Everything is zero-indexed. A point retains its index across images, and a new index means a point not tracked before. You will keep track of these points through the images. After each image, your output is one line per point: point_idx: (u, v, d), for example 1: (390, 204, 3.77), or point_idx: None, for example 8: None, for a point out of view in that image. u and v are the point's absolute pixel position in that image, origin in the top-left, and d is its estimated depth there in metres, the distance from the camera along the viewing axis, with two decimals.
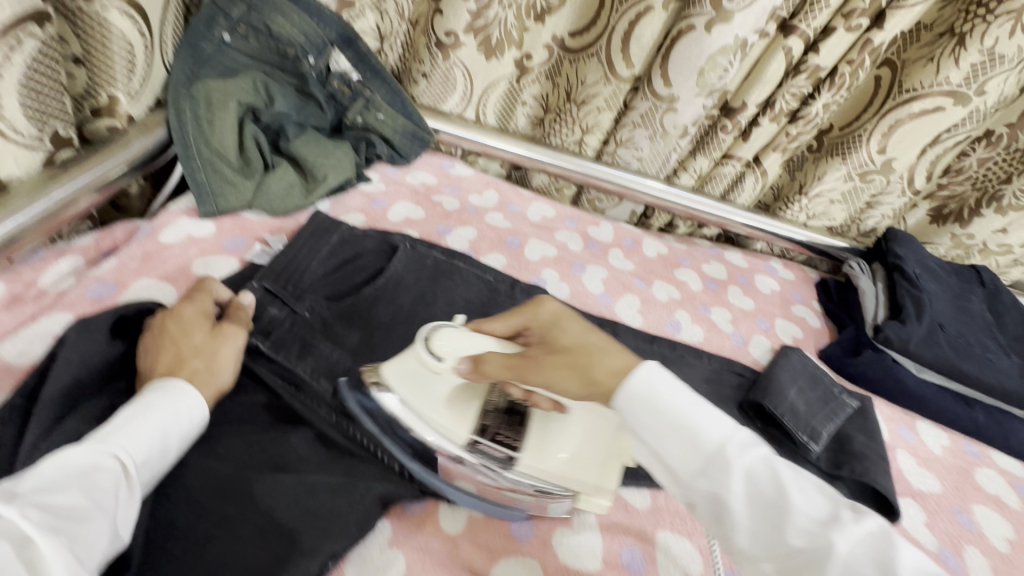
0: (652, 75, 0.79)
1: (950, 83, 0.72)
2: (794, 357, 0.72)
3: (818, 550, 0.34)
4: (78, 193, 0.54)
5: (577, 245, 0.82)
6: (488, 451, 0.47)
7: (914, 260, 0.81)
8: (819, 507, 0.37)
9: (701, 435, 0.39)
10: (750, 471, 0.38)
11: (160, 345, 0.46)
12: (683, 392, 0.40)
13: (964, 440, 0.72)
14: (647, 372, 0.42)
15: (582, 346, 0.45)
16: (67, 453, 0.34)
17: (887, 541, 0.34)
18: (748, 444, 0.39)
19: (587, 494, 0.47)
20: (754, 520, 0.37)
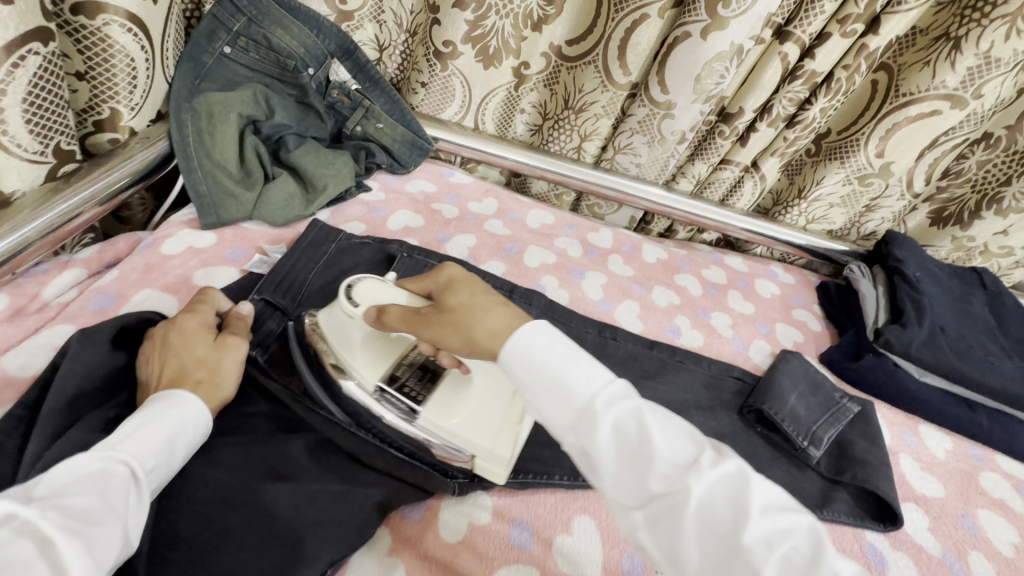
0: (649, 82, 0.80)
1: (947, 87, 0.72)
2: (794, 362, 0.72)
3: (675, 496, 0.34)
4: (81, 206, 0.55)
5: (577, 252, 0.82)
6: (394, 401, 0.48)
7: (914, 263, 0.81)
8: (685, 449, 0.36)
9: (572, 390, 0.37)
10: (619, 425, 0.36)
11: (164, 357, 0.46)
12: (560, 347, 0.38)
13: (968, 444, 0.72)
14: (526, 330, 0.39)
15: (466, 305, 0.42)
16: (79, 458, 0.35)
17: (743, 481, 0.34)
18: (623, 393, 0.38)
19: (484, 459, 0.47)
20: (620, 467, 0.36)
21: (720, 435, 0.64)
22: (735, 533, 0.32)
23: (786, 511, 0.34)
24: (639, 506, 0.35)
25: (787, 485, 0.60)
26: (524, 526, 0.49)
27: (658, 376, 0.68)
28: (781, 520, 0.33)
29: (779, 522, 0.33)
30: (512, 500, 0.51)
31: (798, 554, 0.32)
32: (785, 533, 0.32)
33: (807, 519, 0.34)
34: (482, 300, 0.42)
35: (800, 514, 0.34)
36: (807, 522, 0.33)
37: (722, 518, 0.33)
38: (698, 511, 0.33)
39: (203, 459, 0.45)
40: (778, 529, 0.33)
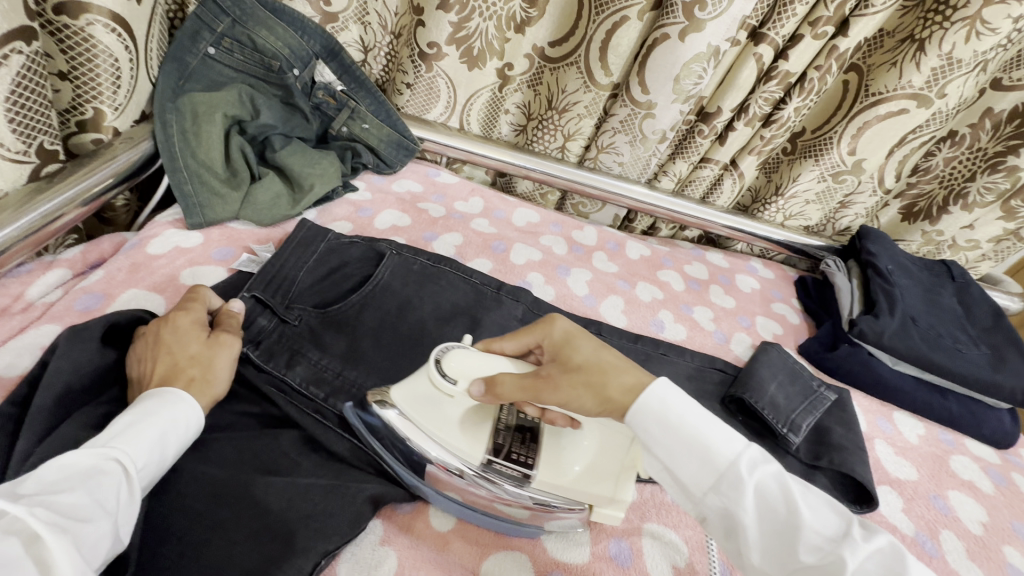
0: (629, 83, 0.82)
1: (913, 87, 0.75)
2: (773, 352, 0.74)
3: (829, 566, 0.35)
4: (65, 206, 0.55)
5: (562, 249, 0.84)
6: (503, 470, 0.46)
7: (886, 256, 0.84)
8: (831, 520, 0.38)
9: (715, 455, 0.40)
10: (762, 492, 0.39)
11: (158, 355, 0.47)
12: (698, 411, 0.41)
13: (939, 429, 0.75)
14: (661, 391, 0.42)
15: (595, 363, 0.45)
16: (69, 456, 0.35)
17: (892, 557, 0.36)
18: (764, 461, 0.40)
19: (603, 506, 0.47)
20: (763, 532, 0.38)
21: None
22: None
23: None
24: (787, 573, 0.38)
25: None
26: None
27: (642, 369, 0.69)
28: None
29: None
30: None
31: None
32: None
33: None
34: (606, 356, 0.46)
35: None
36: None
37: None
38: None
39: (194, 455, 0.45)
40: None
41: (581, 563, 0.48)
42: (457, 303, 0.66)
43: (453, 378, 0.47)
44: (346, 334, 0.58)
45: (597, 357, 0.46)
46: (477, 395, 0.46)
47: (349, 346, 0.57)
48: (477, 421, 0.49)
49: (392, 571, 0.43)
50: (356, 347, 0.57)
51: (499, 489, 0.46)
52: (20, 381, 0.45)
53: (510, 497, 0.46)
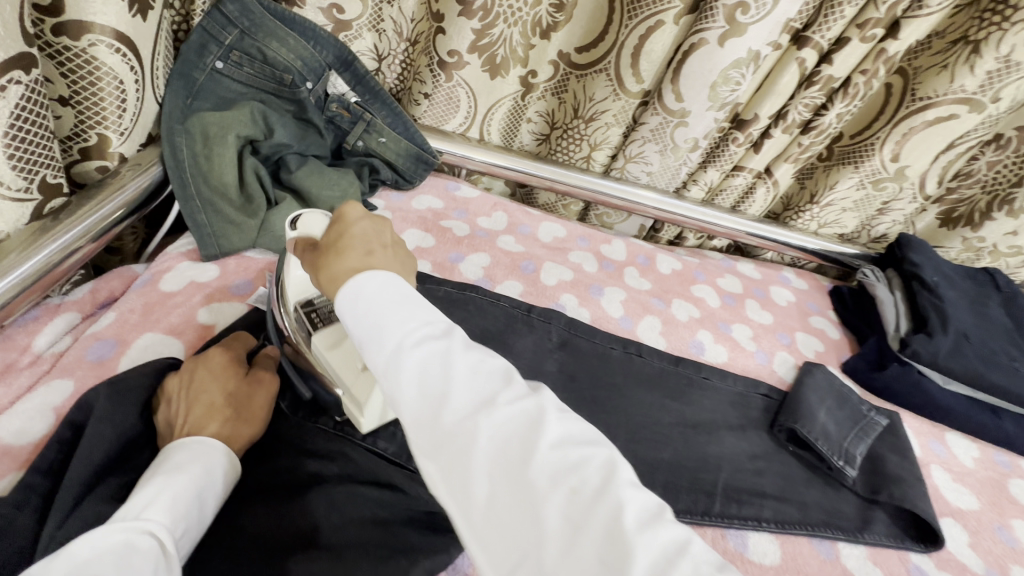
0: (662, 90, 0.77)
1: (965, 91, 0.71)
2: (819, 374, 0.70)
3: (466, 433, 0.31)
4: (72, 244, 0.51)
5: (592, 266, 0.80)
6: (302, 320, 0.47)
7: (930, 267, 0.81)
8: (492, 383, 0.33)
9: (383, 329, 0.34)
10: (422, 365, 0.33)
11: (192, 397, 0.43)
12: (386, 288, 0.36)
13: (994, 450, 0.71)
14: (363, 273, 0.36)
15: (332, 246, 0.39)
16: (96, 534, 0.31)
17: (540, 418, 0.32)
18: (447, 330, 0.35)
19: (349, 402, 0.46)
20: (417, 407, 0.32)
21: (754, 456, 0.62)
22: (518, 470, 0.30)
23: (582, 443, 0.31)
24: (434, 451, 0.31)
25: (827, 508, 0.58)
26: None
27: (687, 396, 0.65)
28: (571, 452, 0.30)
29: (569, 455, 0.30)
30: None
31: (585, 486, 0.29)
32: (575, 465, 0.30)
33: (605, 451, 0.32)
34: (348, 243, 0.39)
35: (594, 447, 0.31)
36: (603, 452, 0.31)
37: (512, 453, 0.30)
38: (489, 452, 0.30)
39: (226, 525, 0.41)
40: (569, 463, 0.30)
41: None
42: (488, 328, 0.63)
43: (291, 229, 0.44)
44: None
45: (353, 242, 0.39)
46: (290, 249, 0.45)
47: None
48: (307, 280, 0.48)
49: None
50: None
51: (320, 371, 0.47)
52: (36, 451, 0.41)
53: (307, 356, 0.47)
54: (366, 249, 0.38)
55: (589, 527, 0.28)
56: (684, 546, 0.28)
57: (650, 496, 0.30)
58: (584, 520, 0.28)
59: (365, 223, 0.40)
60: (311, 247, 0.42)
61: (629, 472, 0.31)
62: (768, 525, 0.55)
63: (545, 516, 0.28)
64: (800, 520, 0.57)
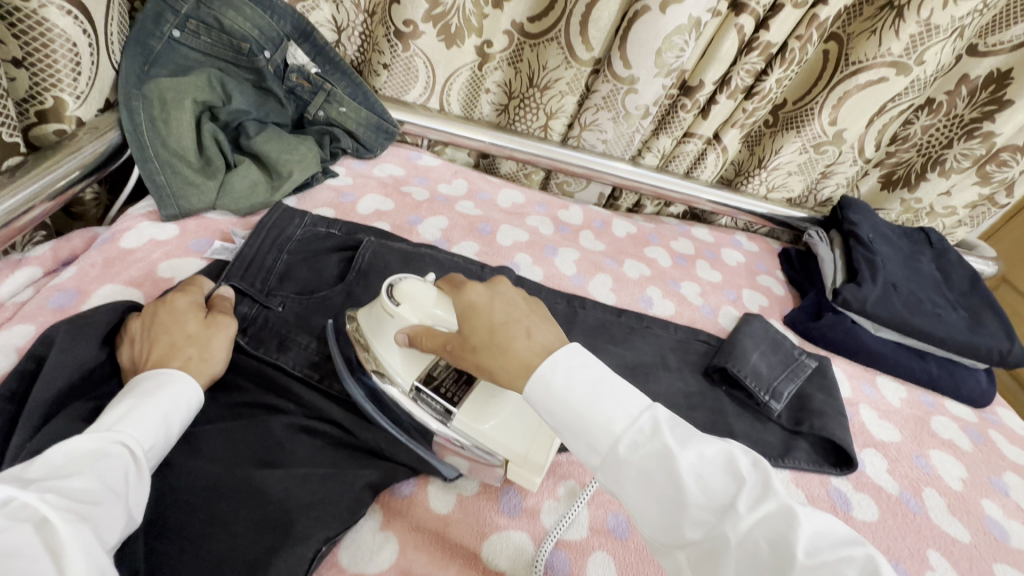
0: (611, 57, 0.80)
1: (892, 54, 0.75)
2: (756, 323, 0.75)
3: (711, 540, 0.34)
4: (29, 201, 0.53)
5: (548, 229, 0.83)
6: (431, 402, 0.47)
7: (867, 225, 0.85)
8: (723, 479, 0.36)
9: (595, 431, 0.38)
10: (644, 468, 0.36)
11: (153, 336, 0.46)
12: (582, 384, 0.39)
13: (920, 392, 0.77)
14: (546, 364, 0.40)
15: (488, 343, 0.42)
16: (73, 440, 0.34)
17: (786, 519, 0.33)
18: (658, 423, 0.38)
19: (519, 466, 0.46)
20: (650, 503, 0.36)
21: (689, 395, 0.66)
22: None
23: (837, 544, 0.32)
24: (682, 546, 0.35)
25: (752, 439, 0.63)
26: (513, 494, 0.50)
27: (626, 341, 0.69)
28: (830, 555, 0.31)
29: (827, 558, 0.31)
30: None
31: None
32: (836, 571, 0.31)
33: (862, 550, 0.32)
34: (503, 334, 0.42)
35: (851, 547, 0.32)
36: (862, 554, 0.32)
37: (764, 558, 0.32)
38: (737, 554, 0.33)
39: (184, 447, 0.43)
40: (830, 569, 0.31)
41: (579, 539, 0.48)
42: None
43: (395, 308, 0.47)
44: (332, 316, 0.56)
45: (508, 330, 0.42)
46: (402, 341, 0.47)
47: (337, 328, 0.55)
48: (417, 359, 0.48)
49: (393, 555, 0.43)
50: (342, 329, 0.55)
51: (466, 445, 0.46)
52: None
53: (447, 438, 0.47)
54: (524, 330, 0.42)
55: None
56: None
57: None
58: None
59: (500, 303, 0.44)
60: (457, 344, 0.44)
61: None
62: None
63: None
64: None
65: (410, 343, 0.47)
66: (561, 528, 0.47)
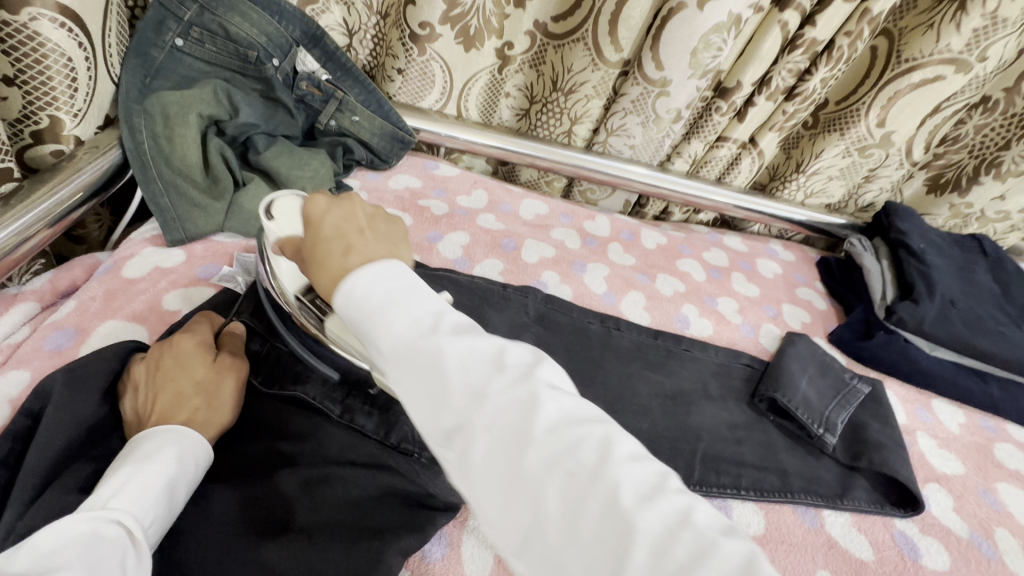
0: (642, 58, 0.75)
1: (951, 50, 0.69)
2: (801, 344, 0.70)
3: (462, 428, 0.30)
4: (27, 230, 0.49)
5: (575, 243, 0.78)
6: (308, 310, 0.45)
7: (917, 234, 0.79)
8: (485, 367, 0.31)
9: (376, 331, 0.32)
10: (413, 362, 0.31)
11: (157, 385, 0.41)
12: (379, 284, 0.33)
13: (980, 415, 0.72)
14: (351, 273, 0.35)
15: (312, 260, 0.38)
16: (63, 523, 0.31)
17: (535, 403, 0.30)
18: (439, 323, 0.33)
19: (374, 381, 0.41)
20: (415, 396, 0.32)
21: (735, 426, 0.61)
22: (515, 457, 0.29)
23: (579, 424, 0.30)
24: (444, 442, 0.31)
25: (806, 476, 0.58)
26: None
27: (664, 367, 0.64)
28: (568, 434, 0.29)
29: (565, 436, 0.29)
30: None
31: (582, 468, 0.28)
32: (571, 446, 0.29)
33: (602, 428, 0.30)
34: (322, 250, 0.37)
35: (590, 424, 0.30)
36: (599, 430, 0.30)
37: (508, 440, 0.29)
38: (490, 443, 0.29)
39: (194, 510, 0.39)
40: (566, 445, 0.29)
41: None
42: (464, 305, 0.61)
43: (268, 224, 0.42)
44: None
45: (329, 245, 0.37)
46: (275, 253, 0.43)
47: None
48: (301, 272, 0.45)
49: None
50: None
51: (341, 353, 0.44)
52: None
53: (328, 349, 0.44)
54: (342, 248, 0.37)
55: (585, 512, 0.27)
56: (686, 520, 0.26)
57: (652, 471, 0.29)
58: (580, 504, 0.27)
59: (334, 216, 0.38)
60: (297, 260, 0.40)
61: (628, 446, 0.30)
62: (747, 493, 0.55)
63: (544, 500, 0.28)
64: (780, 487, 0.56)
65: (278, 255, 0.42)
66: None
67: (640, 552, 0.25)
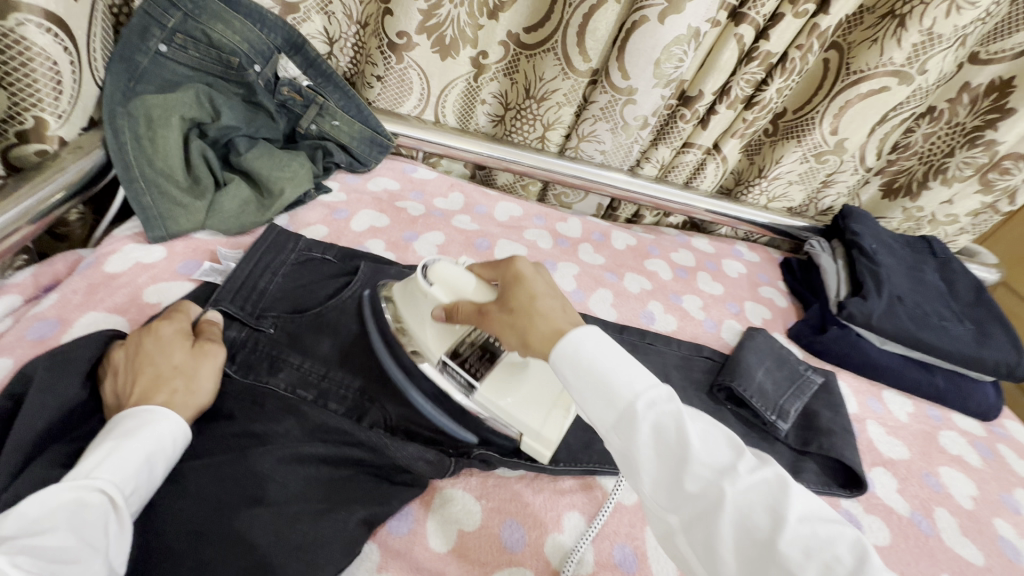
0: (609, 68, 0.79)
1: (894, 63, 0.74)
2: (760, 338, 0.73)
3: (708, 497, 0.34)
4: (10, 225, 0.51)
5: (547, 243, 0.82)
6: (454, 374, 0.50)
7: (869, 235, 0.84)
8: (725, 453, 0.36)
9: (614, 391, 0.38)
10: (660, 430, 0.37)
11: (136, 368, 0.43)
12: (608, 350, 0.39)
13: (928, 406, 0.76)
14: (574, 334, 0.40)
15: (527, 309, 0.44)
16: (47, 493, 0.33)
17: (782, 490, 0.34)
18: (674, 398, 0.38)
19: (532, 439, 0.48)
20: (655, 462, 0.36)
21: None
22: (764, 538, 0.33)
23: (826, 521, 0.34)
24: (681, 505, 0.36)
25: None
26: (516, 527, 0.48)
27: None
28: (819, 527, 0.33)
29: (816, 529, 0.33)
30: (507, 501, 0.50)
31: (837, 561, 0.31)
32: (823, 540, 0.32)
33: (847, 530, 0.33)
34: (544, 304, 0.44)
35: (838, 525, 0.33)
36: (847, 532, 0.33)
37: (755, 519, 0.33)
38: (732, 515, 0.34)
39: (170, 487, 0.41)
40: (817, 536, 0.33)
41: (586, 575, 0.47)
42: None
43: (429, 287, 0.49)
44: (330, 334, 0.54)
45: (545, 302, 0.44)
46: (437, 316, 0.50)
47: (334, 346, 0.53)
48: (448, 333, 0.51)
49: None
50: (340, 349, 0.53)
51: (489, 414, 0.50)
52: None
53: (472, 408, 0.50)
54: (561, 305, 0.44)
55: None
56: None
57: None
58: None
59: (540, 276, 0.46)
60: (495, 308, 0.46)
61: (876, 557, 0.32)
62: None
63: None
64: None
65: (448, 317, 0.49)
66: (572, 564, 0.46)
67: None
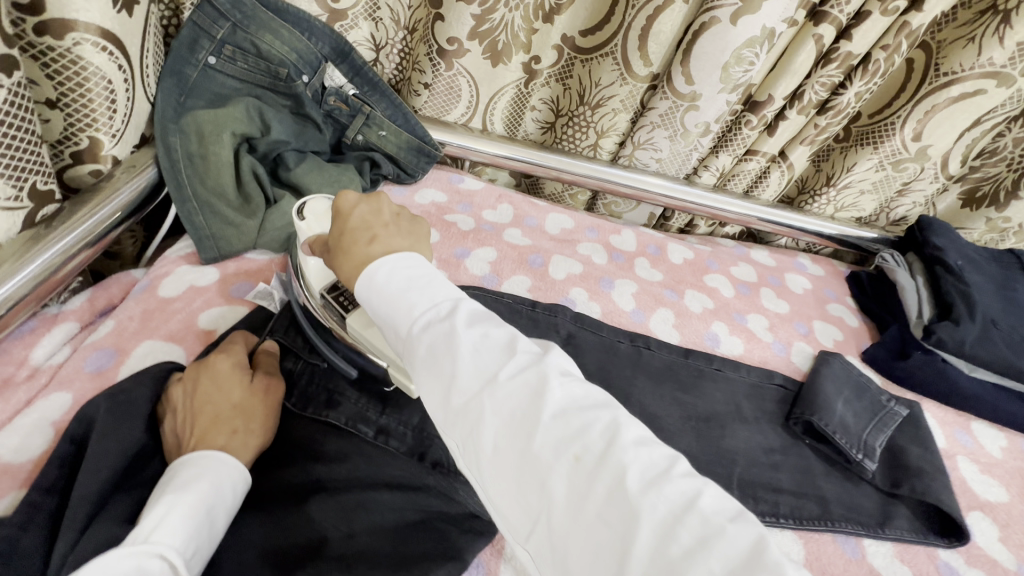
0: (672, 73, 0.74)
1: (993, 64, 0.68)
2: (835, 364, 0.68)
3: (471, 409, 0.33)
4: (70, 250, 0.50)
5: (602, 258, 0.78)
6: (333, 307, 0.47)
7: (954, 250, 0.77)
8: (498, 356, 0.35)
9: (400, 318, 0.36)
10: (432, 347, 0.35)
11: (195, 409, 0.41)
12: (395, 273, 0.37)
13: (1021, 439, 0.69)
14: (375, 263, 0.38)
15: (341, 246, 0.41)
16: (107, 559, 0.30)
17: (542, 387, 0.33)
18: (455, 310, 0.36)
19: (396, 369, 0.44)
20: (430, 381, 0.35)
21: (769, 450, 0.60)
22: (524, 441, 0.32)
23: (584, 408, 0.33)
24: (452, 423, 0.34)
25: (843, 503, 0.57)
26: None
27: (696, 388, 0.63)
28: (576, 419, 0.32)
29: (573, 419, 0.32)
30: None
31: (588, 453, 0.31)
32: (579, 431, 0.32)
33: (609, 414, 0.33)
34: (349, 238, 0.41)
35: (596, 411, 0.33)
36: (605, 417, 0.33)
37: (519, 423, 0.32)
38: (500, 420, 0.33)
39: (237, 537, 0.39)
40: (575, 427, 0.32)
41: None
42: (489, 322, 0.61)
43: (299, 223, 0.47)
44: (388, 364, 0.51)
45: (356, 235, 0.41)
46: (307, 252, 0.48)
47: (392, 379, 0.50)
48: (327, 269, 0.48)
49: None
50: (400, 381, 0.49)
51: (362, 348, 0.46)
52: (37, 468, 0.41)
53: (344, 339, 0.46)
54: (368, 236, 0.40)
55: (590, 495, 0.30)
56: (688, 504, 0.29)
57: (655, 453, 0.32)
58: (588, 484, 0.30)
59: (361, 207, 0.42)
60: (325, 246, 0.44)
61: (634, 431, 0.32)
62: (785, 521, 0.54)
63: (551, 483, 0.30)
64: (819, 516, 0.56)
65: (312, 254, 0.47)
66: None
67: (641, 536, 0.28)
